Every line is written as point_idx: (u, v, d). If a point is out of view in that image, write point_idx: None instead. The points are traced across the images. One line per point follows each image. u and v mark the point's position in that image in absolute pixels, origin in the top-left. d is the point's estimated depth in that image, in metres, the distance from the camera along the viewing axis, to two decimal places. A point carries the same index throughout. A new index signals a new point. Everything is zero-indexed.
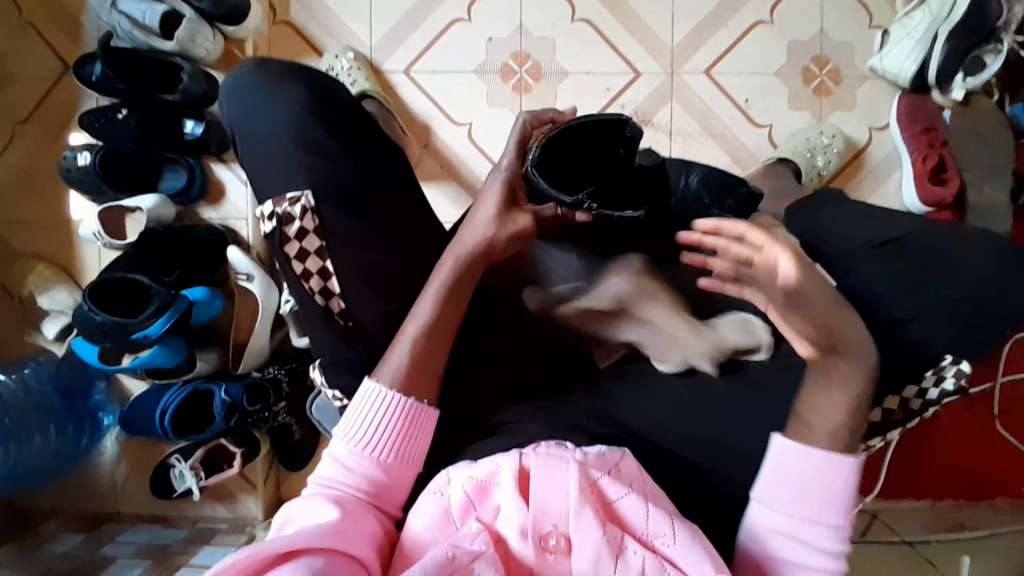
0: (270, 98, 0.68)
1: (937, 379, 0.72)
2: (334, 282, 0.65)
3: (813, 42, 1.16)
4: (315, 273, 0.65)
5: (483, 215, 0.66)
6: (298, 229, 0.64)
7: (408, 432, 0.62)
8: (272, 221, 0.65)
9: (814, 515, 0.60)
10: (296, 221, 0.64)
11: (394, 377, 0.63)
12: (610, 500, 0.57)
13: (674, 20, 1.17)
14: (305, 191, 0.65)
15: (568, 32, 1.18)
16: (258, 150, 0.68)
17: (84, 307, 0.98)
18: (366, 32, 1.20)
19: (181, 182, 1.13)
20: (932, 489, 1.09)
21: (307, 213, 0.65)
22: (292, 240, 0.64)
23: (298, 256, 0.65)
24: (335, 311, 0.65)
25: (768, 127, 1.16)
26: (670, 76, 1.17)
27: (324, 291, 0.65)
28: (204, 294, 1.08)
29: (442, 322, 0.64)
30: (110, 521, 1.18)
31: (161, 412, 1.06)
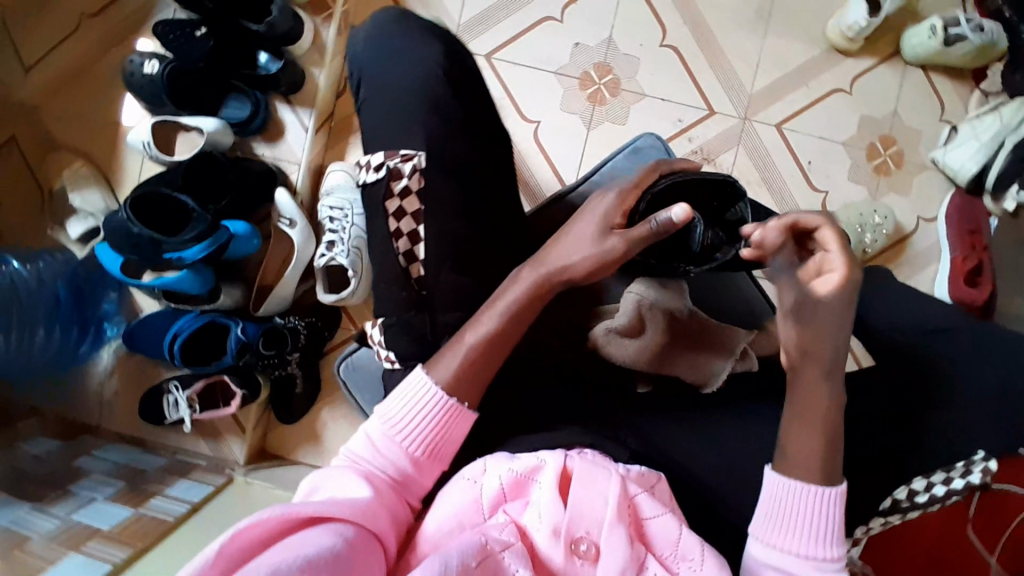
0: (401, 46, 0.69)
1: (965, 470, 0.71)
2: (420, 248, 0.65)
3: (883, 122, 1.19)
4: (405, 234, 0.66)
5: (578, 237, 0.64)
6: (403, 188, 0.66)
7: (445, 428, 0.62)
8: (380, 171, 0.66)
9: (803, 549, 0.59)
10: (404, 179, 0.65)
11: (443, 376, 0.62)
12: (643, 516, 0.57)
13: (757, 68, 1.19)
14: (419, 152, 0.66)
15: (655, 56, 1.19)
16: (371, 101, 0.69)
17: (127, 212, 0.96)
18: (457, 9, 1.20)
19: (244, 113, 1.10)
20: None
21: (415, 172, 0.65)
22: (395, 197, 0.66)
23: (396, 214, 0.66)
24: (413, 276, 0.66)
25: (824, 193, 1.18)
26: (742, 121, 1.18)
27: (407, 256, 0.66)
28: (244, 230, 1.05)
29: (506, 334, 0.63)
30: (88, 433, 1.15)
31: (172, 335, 1.03)
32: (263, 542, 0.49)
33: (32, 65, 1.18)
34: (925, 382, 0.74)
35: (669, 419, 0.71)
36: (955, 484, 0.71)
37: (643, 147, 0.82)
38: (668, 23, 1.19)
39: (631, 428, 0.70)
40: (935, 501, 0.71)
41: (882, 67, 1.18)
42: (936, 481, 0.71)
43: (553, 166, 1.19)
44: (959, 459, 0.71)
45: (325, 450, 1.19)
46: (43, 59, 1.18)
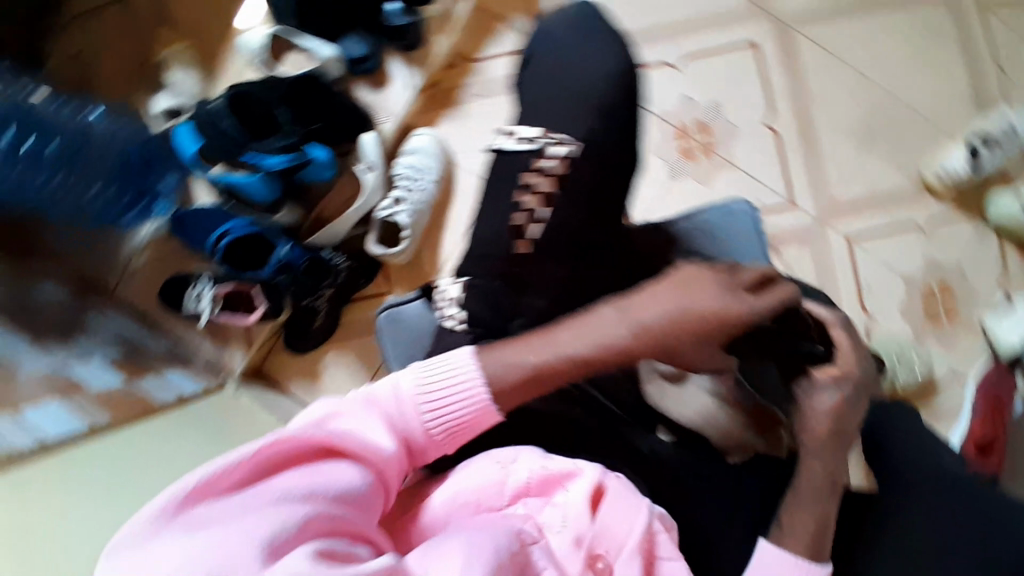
0: (574, 47, 0.73)
1: None
2: (535, 229, 0.67)
3: (946, 269, 1.20)
4: (531, 210, 0.67)
5: (658, 302, 0.63)
6: (546, 168, 0.68)
7: (471, 421, 0.61)
8: (532, 144, 0.68)
9: None
10: (549, 161, 0.68)
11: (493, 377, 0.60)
12: (659, 556, 0.56)
13: (847, 179, 1.19)
14: (573, 143, 0.68)
15: (756, 133, 1.19)
16: (534, 90, 0.72)
17: (230, 96, 1.00)
18: None
19: (359, 52, 1.12)
20: None
21: (562, 159, 0.68)
22: (536, 171, 0.67)
23: (527, 188, 0.68)
24: (517, 251, 0.68)
25: (869, 316, 1.20)
26: (817, 224, 1.19)
27: (520, 230, 0.67)
28: (324, 157, 1.05)
29: (568, 366, 0.61)
30: (96, 294, 1.12)
31: (221, 233, 1.04)
32: (279, 463, 0.51)
33: None
34: (929, 529, 0.72)
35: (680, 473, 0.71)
36: None
37: (736, 210, 0.81)
38: (780, 107, 1.19)
39: (643, 469, 0.71)
40: None
41: (963, 218, 1.20)
42: None
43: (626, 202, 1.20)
44: None
45: (316, 391, 1.19)
46: None
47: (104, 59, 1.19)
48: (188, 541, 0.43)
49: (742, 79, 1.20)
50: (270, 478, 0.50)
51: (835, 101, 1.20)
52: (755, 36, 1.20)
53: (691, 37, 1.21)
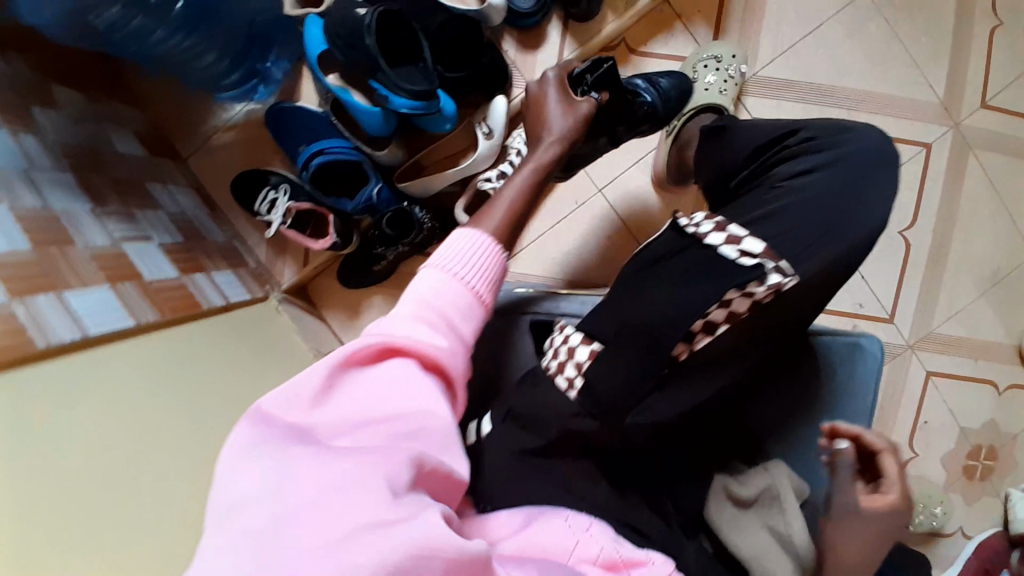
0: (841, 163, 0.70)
1: None
2: (702, 340, 0.64)
3: (1002, 436, 1.14)
4: (710, 324, 0.63)
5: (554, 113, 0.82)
6: (750, 293, 0.62)
7: (487, 272, 0.66)
8: (753, 262, 0.63)
9: None
10: (759, 289, 0.62)
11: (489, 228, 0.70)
12: None
13: (955, 317, 1.12)
14: (791, 278, 0.63)
15: (886, 237, 1.10)
16: (793, 192, 0.69)
17: (377, 15, 0.88)
18: (764, 59, 1.08)
19: (525, 6, 0.99)
20: None
21: (769, 291, 0.62)
22: (739, 295, 0.62)
23: (722, 304, 0.62)
24: (675, 353, 0.64)
25: (914, 455, 1.13)
26: (904, 349, 1.12)
27: (691, 334, 0.63)
28: (449, 111, 0.97)
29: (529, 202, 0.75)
30: (172, 159, 1.08)
31: (318, 150, 0.97)
32: (347, 385, 0.57)
33: None
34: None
35: None
36: None
37: (867, 350, 0.77)
38: (922, 219, 1.10)
39: None
40: None
41: None
42: None
43: None
44: None
45: (350, 327, 1.15)
46: None
47: None
48: (270, 463, 0.48)
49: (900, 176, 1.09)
50: (348, 394, 0.56)
51: (981, 233, 1.10)
52: (933, 135, 1.08)
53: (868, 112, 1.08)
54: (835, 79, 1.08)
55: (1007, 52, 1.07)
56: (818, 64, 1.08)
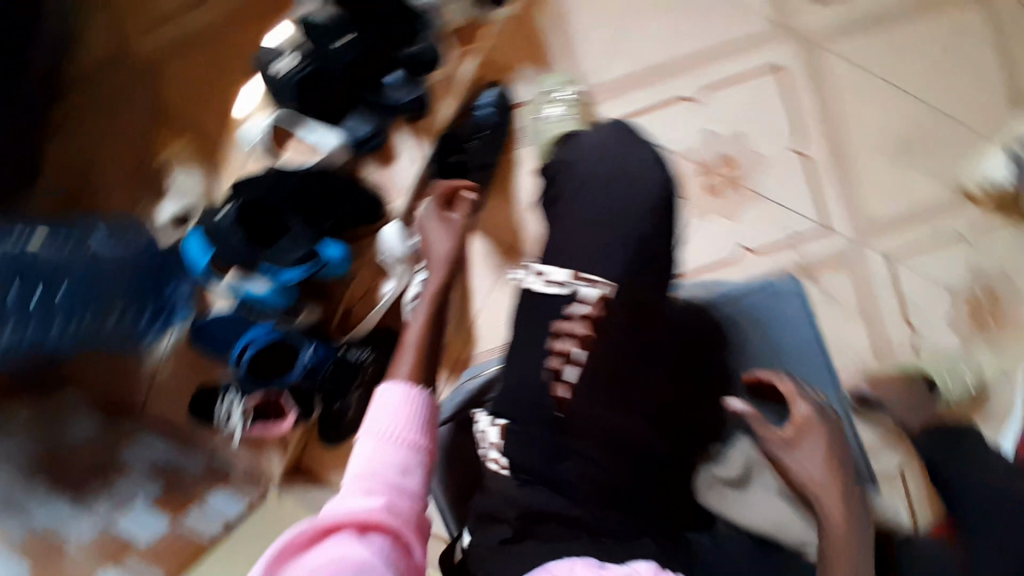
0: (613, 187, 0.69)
1: None
2: (571, 371, 0.64)
3: (995, 277, 1.13)
4: (564, 356, 0.64)
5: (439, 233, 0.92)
6: (579, 312, 0.65)
7: (413, 418, 0.70)
8: (564, 287, 0.66)
9: None
10: (584, 304, 0.65)
11: (405, 370, 0.74)
12: None
13: (883, 196, 1.14)
14: (610, 283, 0.65)
15: (780, 160, 1.14)
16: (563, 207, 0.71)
17: (248, 204, 0.95)
18: (596, 70, 1.15)
19: (363, 132, 1.06)
20: None
21: (599, 300, 0.65)
22: (572, 318, 0.64)
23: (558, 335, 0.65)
24: (555, 397, 0.64)
25: (916, 334, 1.12)
26: (853, 245, 1.14)
27: (557, 372, 0.64)
28: (338, 254, 1.00)
29: (434, 319, 0.83)
30: (131, 415, 1.10)
31: (242, 346, 0.99)
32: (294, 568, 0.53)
33: (162, 24, 1.16)
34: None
35: None
36: None
37: (781, 290, 0.84)
38: (801, 131, 1.14)
39: None
40: None
41: (1007, 225, 1.13)
42: None
43: None
44: None
45: None
46: (170, 20, 1.16)
47: (98, 167, 1.12)
48: None
49: (762, 104, 1.15)
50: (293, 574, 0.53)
51: (868, 112, 1.15)
52: (771, 57, 1.15)
53: (712, 65, 1.15)
54: (663, 55, 1.15)
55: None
56: (644, 50, 1.15)
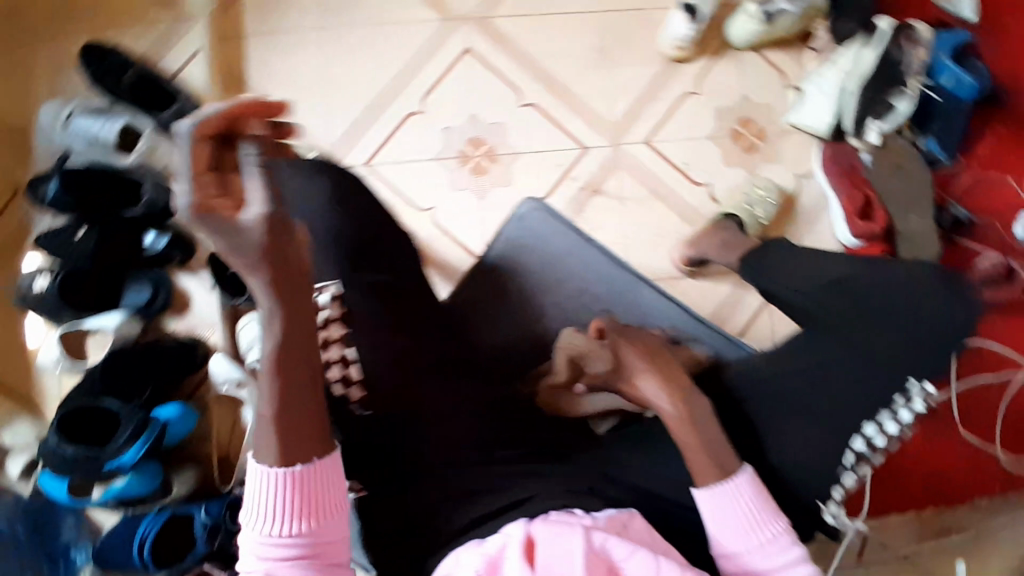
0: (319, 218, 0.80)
1: (907, 400, 0.76)
2: (352, 369, 0.79)
3: (738, 107, 1.28)
4: (337, 360, 0.79)
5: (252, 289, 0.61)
6: (327, 321, 0.80)
7: (303, 494, 0.63)
8: (309, 313, 0.80)
9: (760, 539, 0.70)
10: (326, 313, 0.80)
11: (274, 455, 0.64)
12: (617, 561, 0.62)
13: (616, 96, 1.26)
14: (338, 287, 0.80)
15: (518, 116, 1.24)
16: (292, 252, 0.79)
17: (83, 405, 0.98)
18: (325, 130, 1.18)
19: (146, 296, 1.09)
20: (897, 504, 1.28)
21: (335, 302, 0.80)
22: (324, 330, 0.80)
23: (325, 346, 0.80)
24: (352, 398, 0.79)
25: (706, 186, 1.26)
26: (614, 149, 1.26)
27: (343, 376, 0.79)
28: (176, 412, 1.04)
29: (297, 403, 0.64)
30: None
31: (138, 544, 0.97)
32: None
33: None
34: (854, 365, 0.78)
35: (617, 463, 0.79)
36: (903, 417, 0.76)
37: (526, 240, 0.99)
38: (520, 84, 1.24)
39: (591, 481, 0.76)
40: (893, 438, 0.77)
41: (721, 61, 1.28)
42: (872, 434, 0.76)
43: (457, 242, 1.19)
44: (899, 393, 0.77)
45: None
46: None
47: None
48: None
49: (477, 79, 1.23)
50: None
51: (561, 37, 1.25)
52: (464, 35, 1.23)
53: (413, 80, 1.21)
54: (373, 81, 1.20)
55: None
56: (355, 91, 1.19)
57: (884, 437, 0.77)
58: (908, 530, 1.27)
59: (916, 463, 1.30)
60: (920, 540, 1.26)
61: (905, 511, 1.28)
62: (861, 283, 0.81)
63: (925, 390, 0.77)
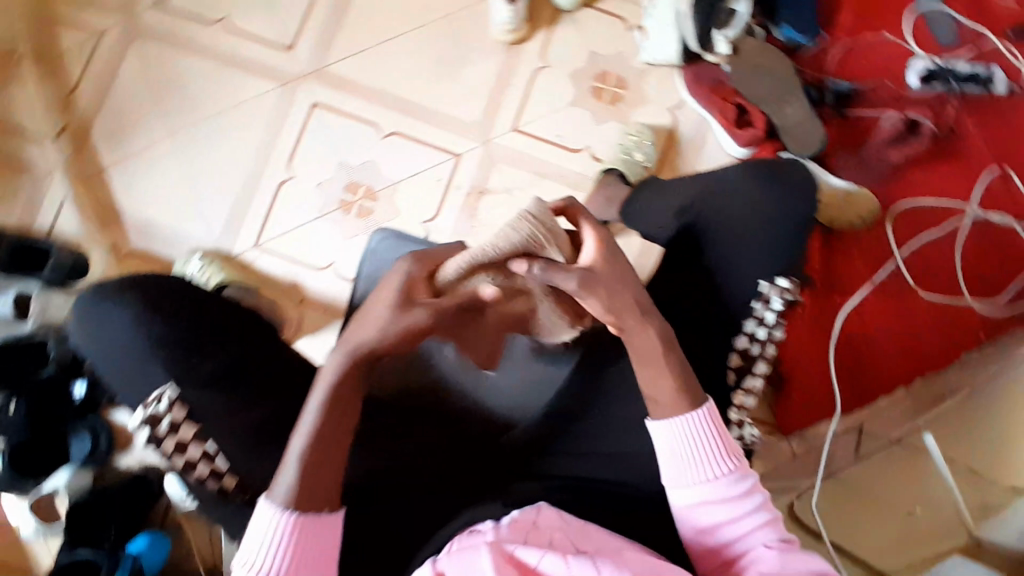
0: (116, 317, 0.71)
1: (766, 302, 0.78)
2: (219, 460, 0.67)
3: (590, 66, 1.29)
4: (200, 458, 0.66)
5: (375, 314, 0.65)
6: (170, 424, 0.66)
7: (303, 546, 0.62)
8: (144, 426, 0.66)
9: (718, 472, 0.70)
10: (165, 417, 0.66)
11: (285, 497, 0.62)
12: (529, 565, 0.62)
13: (470, 97, 1.27)
14: (166, 386, 0.68)
15: (384, 148, 1.25)
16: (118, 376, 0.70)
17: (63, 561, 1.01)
18: (207, 227, 1.21)
19: (89, 443, 1.11)
20: (888, 383, 1.21)
21: (173, 405, 0.67)
22: (167, 437, 0.66)
23: (177, 450, 0.66)
24: (230, 487, 0.67)
25: (587, 149, 1.27)
26: (486, 146, 1.26)
27: (214, 471, 0.67)
28: (145, 543, 1.06)
29: (331, 429, 0.64)
30: None
31: None
32: None
33: None
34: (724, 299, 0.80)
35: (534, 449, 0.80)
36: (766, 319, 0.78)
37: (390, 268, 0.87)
38: (375, 118, 1.25)
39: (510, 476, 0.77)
40: (765, 341, 0.78)
41: (558, 28, 1.29)
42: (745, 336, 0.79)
43: None
44: (757, 298, 0.79)
45: None
46: None
47: None
48: None
49: (333, 128, 1.25)
50: None
51: (398, 61, 1.27)
52: (307, 91, 1.25)
53: (274, 148, 1.23)
54: (236, 166, 1.23)
55: (253, 19, 1.27)
56: (223, 181, 1.22)
57: (759, 344, 0.78)
58: (900, 412, 1.19)
59: (887, 344, 1.22)
60: (917, 415, 1.17)
61: (893, 393, 1.21)
62: (714, 207, 0.83)
63: (780, 287, 0.79)
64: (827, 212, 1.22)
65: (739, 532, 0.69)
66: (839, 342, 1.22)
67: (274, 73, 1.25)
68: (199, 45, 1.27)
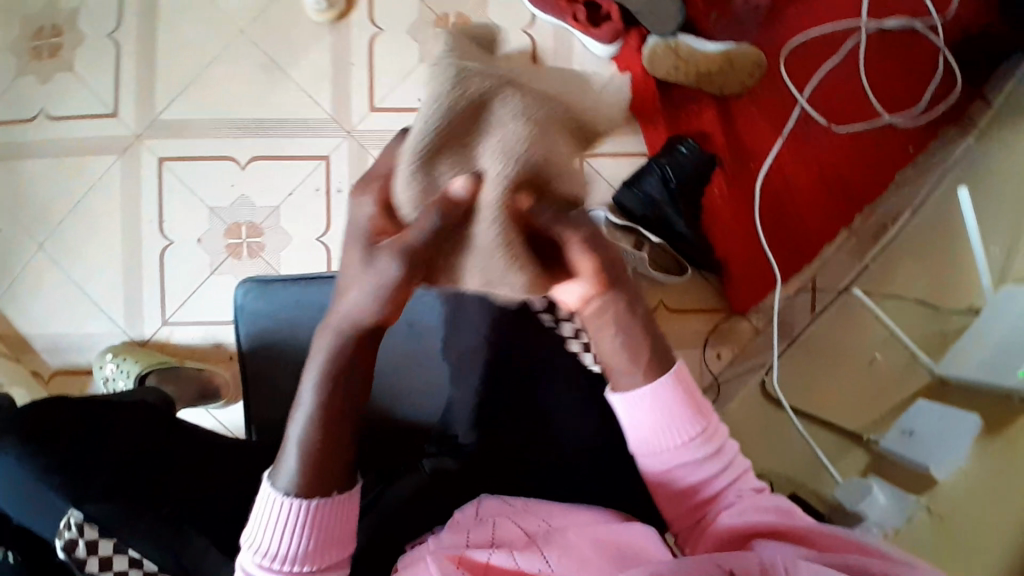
0: (7, 464, 0.74)
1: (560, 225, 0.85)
2: (146, 562, 0.72)
3: (425, 14, 1.21)
4: (129, 566, 0.71)
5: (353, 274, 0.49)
6: (88, 543, 0.70)
7: (323, 528, 0.56)
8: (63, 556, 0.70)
9: (685, 437, 0.65)
10: (81, 540, 0.70)
11: (292, 481, 0.56)
12: (478, 561, 0.61)
13: (314, 92, 1.19)
14: (71, 513, 0.71)
15: (249, 177, 1.18)
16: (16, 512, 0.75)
17: None
18: (110, 322, 1.17)
19: None
20: (828, 235, 1.16)
21: (84, 527, 0.70)
22: (90, 557, 0.70)
23: (104, 565, 0.70)
24: None
25: None
26: (350, 136, 1.19)
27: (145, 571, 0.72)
28: None
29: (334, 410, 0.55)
30: None
31: None
32: None
33: None
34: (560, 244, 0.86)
35: (469, 451, 0.78)
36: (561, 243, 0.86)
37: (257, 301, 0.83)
38: (229, 150, 1.18)
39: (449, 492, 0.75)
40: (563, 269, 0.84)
41: None
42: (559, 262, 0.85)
43: None
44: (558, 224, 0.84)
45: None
46: None
47: None
48: None
49: (191, 175, 1.17)
50: None
51: (230, 84, 1.19)
52: (151, 149, 1.18)
53: (142, 219, 1.17)
54: (114, 249, 1.17)
55: (73, 100, 1.20)
56: (108, 272, 1.17)
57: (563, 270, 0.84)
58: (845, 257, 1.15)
59: (813, 196, 1.17)
60: (862, 257, 1.12)
61: (836, 238, 1.16)
62: None
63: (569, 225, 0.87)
64: (714, 82, 1.15)
65: (710, 491, 0.66)
66: (766, 209, 1.17)
67: (113, 143, 1.18)
68: (30, 144, 1.19)
